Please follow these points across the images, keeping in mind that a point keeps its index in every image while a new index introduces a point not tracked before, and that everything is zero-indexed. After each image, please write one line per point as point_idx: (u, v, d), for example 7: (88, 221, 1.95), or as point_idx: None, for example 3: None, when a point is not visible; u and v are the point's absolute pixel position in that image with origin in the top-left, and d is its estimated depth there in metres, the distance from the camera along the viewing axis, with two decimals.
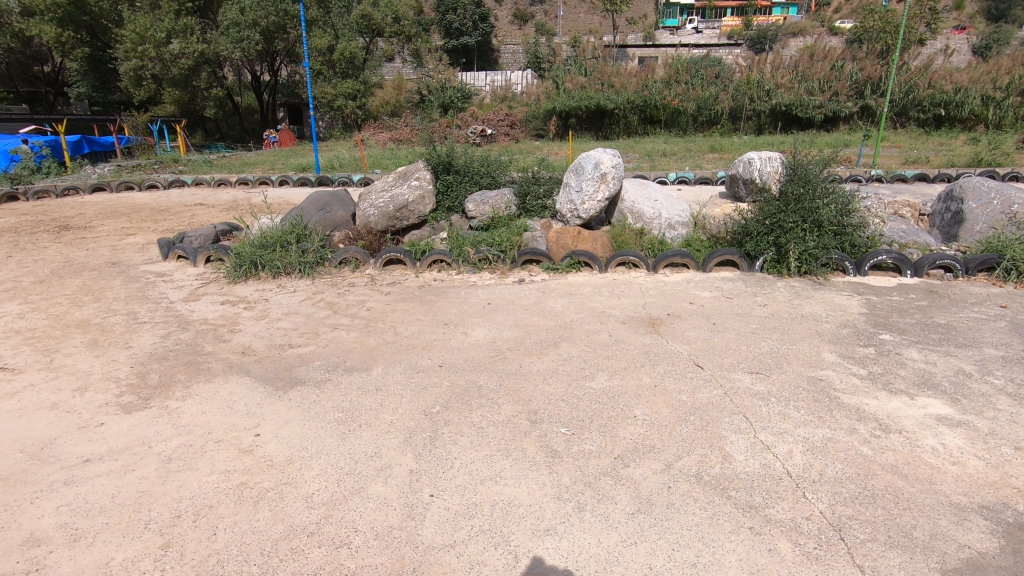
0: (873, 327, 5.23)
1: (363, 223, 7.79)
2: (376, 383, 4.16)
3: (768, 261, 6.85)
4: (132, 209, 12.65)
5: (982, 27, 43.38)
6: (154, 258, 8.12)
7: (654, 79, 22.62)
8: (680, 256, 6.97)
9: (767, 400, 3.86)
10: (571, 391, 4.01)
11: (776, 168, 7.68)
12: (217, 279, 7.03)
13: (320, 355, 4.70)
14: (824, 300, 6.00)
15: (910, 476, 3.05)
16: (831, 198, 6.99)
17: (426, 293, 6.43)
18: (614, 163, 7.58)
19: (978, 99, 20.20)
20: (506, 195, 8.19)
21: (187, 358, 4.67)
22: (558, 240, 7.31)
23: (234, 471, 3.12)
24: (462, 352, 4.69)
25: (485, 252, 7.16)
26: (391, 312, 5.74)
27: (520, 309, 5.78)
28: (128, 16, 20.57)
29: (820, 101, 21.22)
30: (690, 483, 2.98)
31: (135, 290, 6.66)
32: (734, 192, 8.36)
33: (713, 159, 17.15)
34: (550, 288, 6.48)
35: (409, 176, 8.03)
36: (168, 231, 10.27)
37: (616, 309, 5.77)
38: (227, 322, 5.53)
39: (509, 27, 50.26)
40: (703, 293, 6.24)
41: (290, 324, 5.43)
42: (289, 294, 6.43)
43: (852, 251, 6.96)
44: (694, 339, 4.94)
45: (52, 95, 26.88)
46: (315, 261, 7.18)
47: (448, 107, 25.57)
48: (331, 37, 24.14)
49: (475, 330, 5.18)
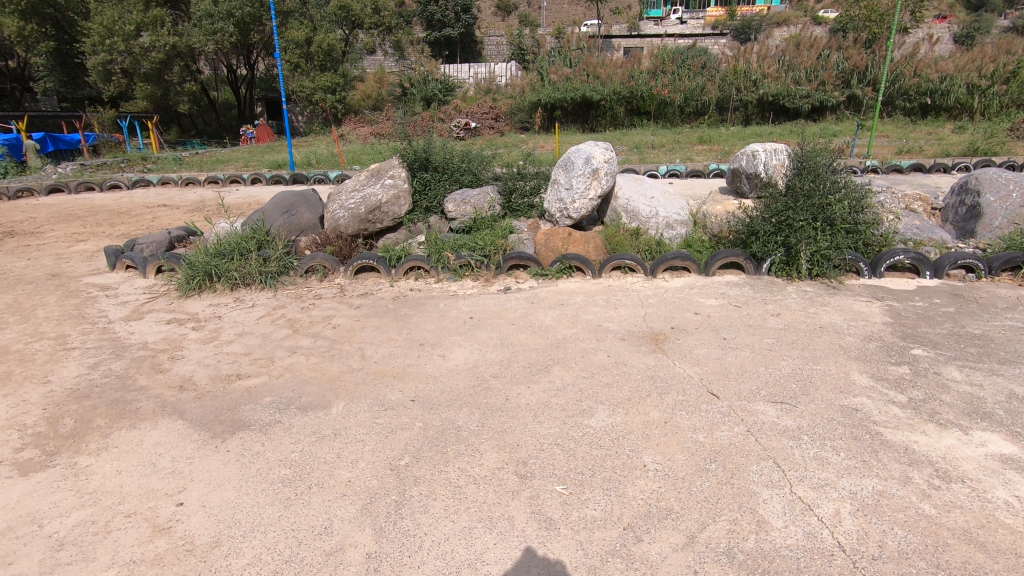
0: (902, 340, 4.65)
1: (332, 227, 7.09)
2: (335, 425, 3.49)
3: (776, 263, 6.27)
4: (89, 211, 11.78)
5: (964, 16, 43.18)
6: (101, 268, 7.34)
7: (640, 69, 21.98)
8: (680, 259, 6.36)
9: (799, 439, 3.26)
10: (567, 432, 3.38)
11: (782, 161, 7.09)
12: (166, 293, 6.29)
13: (272, 389, 4.00)
14: (842, 307, 5.41)
15: (990, 548, 2.47)
16: (842, 193, 6.42)
17: (400, 305, 5.75)
18: (607, 157, 6.90)
19: (963, 87, 19.79)
20: (489, 193, 7.50)
21: (113, 396, 3.95)
22: (547, 242, 6.69)
23: (142, 562, 2.46)
24: (440, 382, 4.04)
25: (467, 258, 6.52)
26: (360, 330, 5.06)
27: (505, 324, 5.13)
28: (95, 7, 19.45)
29: (807, 90, 20.74)
30: (721, 565, 2.39)
31: (71, 307, 5.91)
32: (735, 187, 7.75)
33: (703, 151, 16.54)
34: (540, 298, 5.84)
35: (383, 174, 7.29)
36: (123, 236, 9.45)
37: (613, 322, 5.15)
38: (169, 346, 4.81)
39: (491, 18, 49.21)
40: (708, 301, 5.65)
41: (242, 348, 4.73)
42: (246, 309, 5.72)
43: (866, 251, 6.42)
44: (704, 359, 4.33)
45: (18, 92, 25.69)
46: (277, 269, 6.48)
47: (430, 100, 24.76)
48: (308, 29, 22.99)
49: (455, 352, 4.52)
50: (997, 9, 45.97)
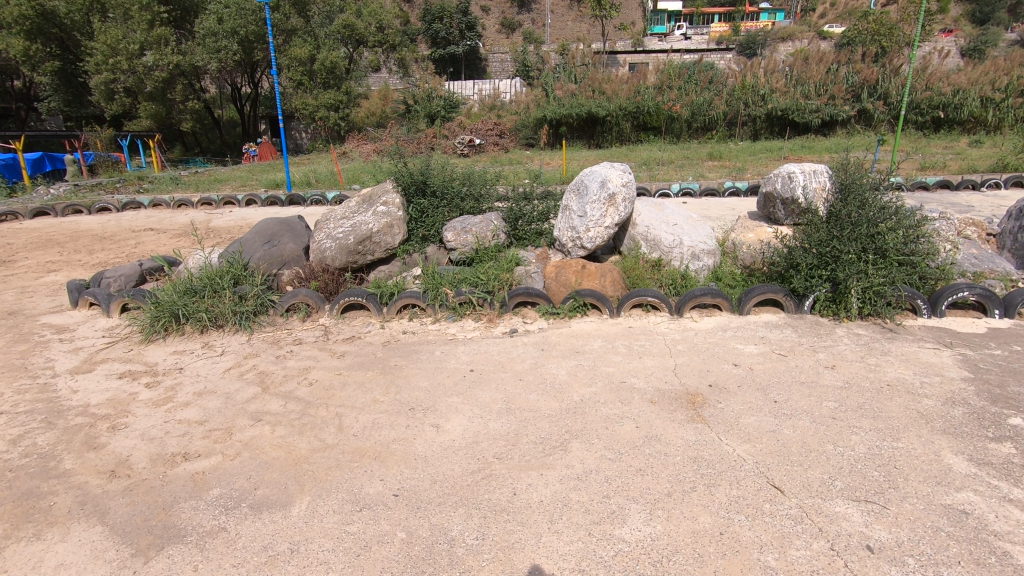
0: (992, 405, 3.83)
1: (318, 258, 6.35)
2: (293, 537, 2.73)
3: (821, 300, 5.49)
4: (72, 236, 11.16)
5: (969, 30, 42.80)
6: (64, 304, 6.63)
7: (646, 85, 21.42)
8: (710, 296, 5.60)
9: (903, 565, 2.48)
10: (593, 550, 2.60)
11: (823, 185, 6.29)
12: (128, 337, 5.56)
13: (223, 476, 3.23)
14: (907, 356, 4.61)
15: None
16: (895, 220, 5.64)
17: (390, 354, 4.97)
18: (624, 180, 6.16)
19: (977, 101, 19.09)
20: (493, 220, 6.76)
21: (26, 487, 3.19)
22: (558, 276, 5.95)
23: None
24: (434, 467, 3.27)
25: (468, 295, 5.77)
26: (341, 388, 4.29)
27: (511, 380, 4.35)
28: (99, 26, 19.07)
29: (817, 104, 20.05)
30: None
31: (16, 355, 5.19)
32: (767, 212, 7.00)
33: (714, 167, 15.84)
34: (551, 344, 5.06)
35: (376, 201, 6.60)
36: (99, 265, 8.74)
37: (639, 378, 4.34)
38: (112, 411, 4.04)
39: (496, 36, 49.10)
40: (747, 348, 4.86)
41: (197, 415, 3.96)
42: (213, 359, 4.96)
43: (922, 285, 5.64)
44: (756, 434, 3.51)
45: (22, 111, 25.42)
46: (254, 308, 5.76)
47: (434, 117, 24.33)
48: (312, 46, 22.53)
49: (452, 423, 3.74)
50: (1001, 23, 45.46)
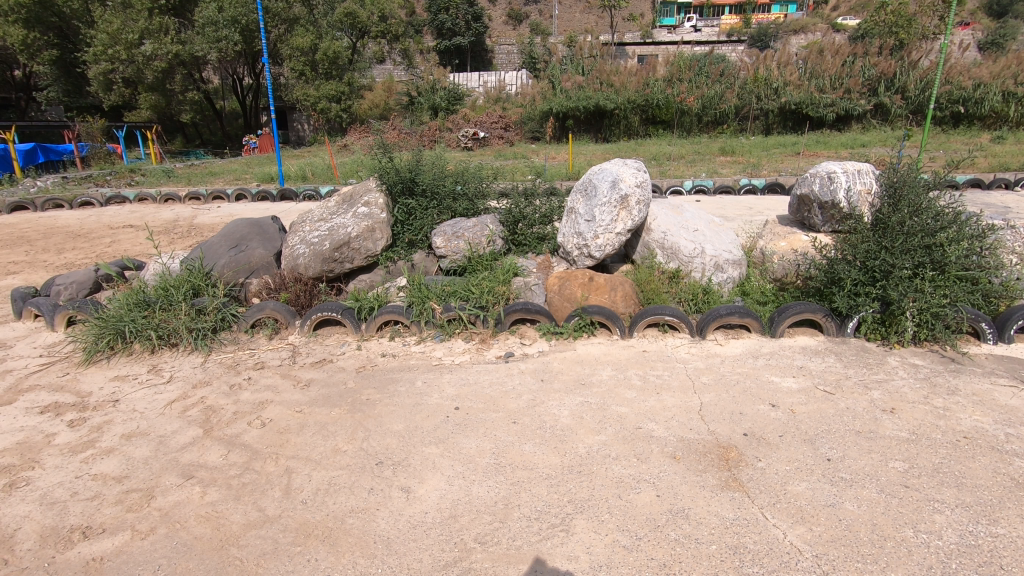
0: None
1: (289, 266, 5.61)
2: None
3: (867, 322, 4.71)
4: (47, 233, 10.47)
5: (988, 23, 41.31)
6: (10, 316, 5.92)
7: (655, 77, 20.53)
8: (737, 315, 4.82)
9: None
10: None
11: (869, 187, 5.50)
12: (67, 357, 4.85)
13: (125, 567, 2.52)
14: (980, 398, 3.82)
15: None
16: (957, 228, 4.80)
17: (363, 384, 4.21)
18: (638, 180, 5.37)
19: (999, 95, 18.03)
20: (488, 223, 6.01)
21: None
22: (562, 289, 5.20)
23: None
24: (397, 557, 2.54)
25: (458, 311, 5.02)
26: (298, 433, 3.55)
27: (502, 424, 3.59)
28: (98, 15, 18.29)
29: (832, 98, 19.09)
30: None
31: None
32: (801, 217, 6.22)
33: (727, 163, 15.02)
34: (552, 372, 4.30)
35: (356, 202, 5.88)
36: (64, 267, 8.02)
37: (658, 423, 3.57)
38: (17, 462, 3.34)
39: (502, 27, 47.87)
40: (786, 382, 4.09)
41: (117, 469, 3.23)
42: (156, 389, 4.23)
43: (984, 304, 4.85)
44: (810, 511, 2.76)
45: (21, 101, 24.79)
46: (214, 324, 5.04)
47: (437, 109, 23.54)
48: (314, 36, 21.60)
49: (426, 487, 3.00)
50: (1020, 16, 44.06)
